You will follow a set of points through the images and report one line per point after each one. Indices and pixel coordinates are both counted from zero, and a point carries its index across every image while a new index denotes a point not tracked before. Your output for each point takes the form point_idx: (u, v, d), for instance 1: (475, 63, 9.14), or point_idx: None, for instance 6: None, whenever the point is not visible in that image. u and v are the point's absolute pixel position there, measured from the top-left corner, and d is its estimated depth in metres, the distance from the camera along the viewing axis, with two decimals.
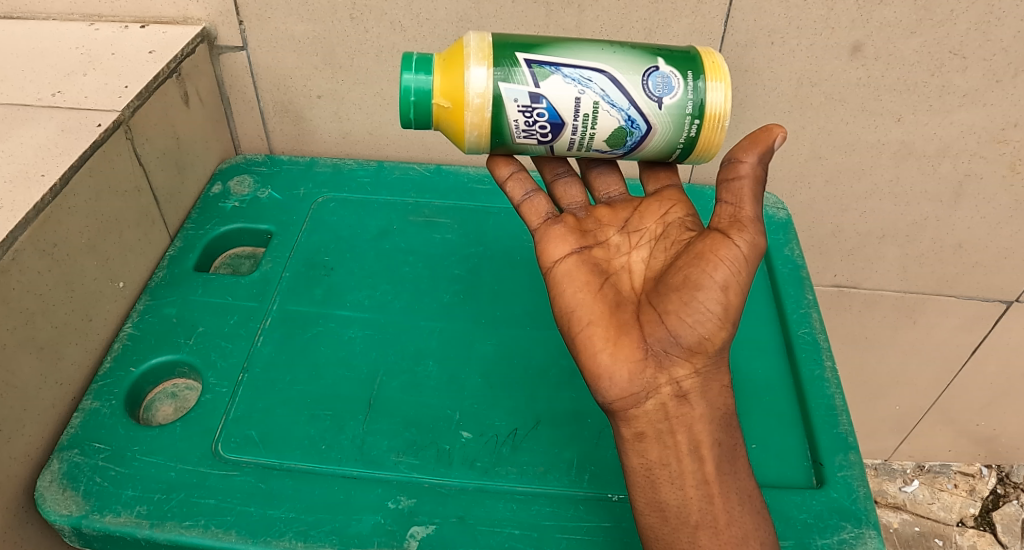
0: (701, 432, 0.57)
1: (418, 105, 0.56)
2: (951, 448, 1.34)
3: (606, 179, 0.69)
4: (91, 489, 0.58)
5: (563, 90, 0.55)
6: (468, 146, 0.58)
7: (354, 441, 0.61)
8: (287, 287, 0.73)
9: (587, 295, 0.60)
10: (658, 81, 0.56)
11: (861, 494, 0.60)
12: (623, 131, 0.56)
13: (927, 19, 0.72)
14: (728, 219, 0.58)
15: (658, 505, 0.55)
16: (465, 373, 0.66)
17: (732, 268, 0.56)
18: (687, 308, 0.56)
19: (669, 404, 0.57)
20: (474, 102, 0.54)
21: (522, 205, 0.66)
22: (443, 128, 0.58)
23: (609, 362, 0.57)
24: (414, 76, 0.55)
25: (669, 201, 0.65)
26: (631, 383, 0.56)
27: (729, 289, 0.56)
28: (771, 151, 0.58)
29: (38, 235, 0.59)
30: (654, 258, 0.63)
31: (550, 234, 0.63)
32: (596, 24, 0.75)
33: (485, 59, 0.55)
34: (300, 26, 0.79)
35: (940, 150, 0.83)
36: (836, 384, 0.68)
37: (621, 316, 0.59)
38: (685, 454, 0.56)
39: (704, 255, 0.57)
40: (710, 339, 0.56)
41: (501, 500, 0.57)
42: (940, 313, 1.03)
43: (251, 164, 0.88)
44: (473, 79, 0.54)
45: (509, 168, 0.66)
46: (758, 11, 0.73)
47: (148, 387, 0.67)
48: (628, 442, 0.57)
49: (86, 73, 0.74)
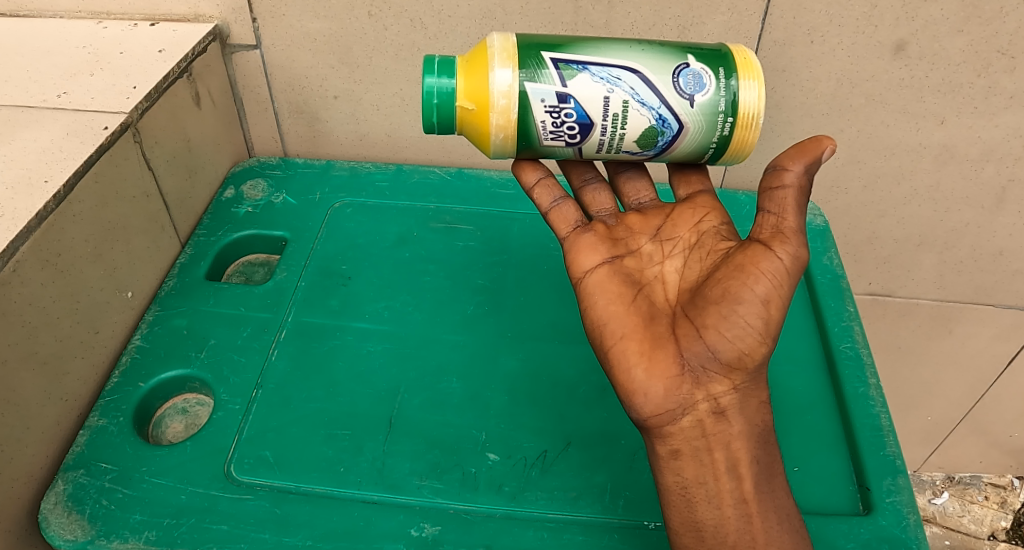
0: (740, 449, 0.53)
1: (441, 108, 0.52)
2: (982, 460, 1.31)
3: (636, 185, 0.66)
4: (97, 512, 0.55)
5: (591, 88, 0.51)
6: (493, 151, 0.54)
7: (375, 463, 0.57)
8: (303, 297, 0.70)
9: (620, 307, 0.56)
10: (690, 79, 0.52)
11: (912, 522, 0.57)
12: (654, 131, 0.53)
13: (975, 17, 0.68)
14: (769, 230, 0.54)
15: (693, 525, 0.52)
16: (490, 390, 0.63)
17: (774, 281, 0.52)
18: (726, 322, 0.52)
19: (706, 420, 0.53)
20: (500, 104, 0.51)
21: (550, 212, 0.62)
22: (467, 132, 0.54)
23: (644, 378, 0.53)
24: (437, 79, 0.52)
25: (703, 208, 0.62)
26: (667, 399, 0.53)
27: (771, 302, 0.52)
28: (818, 163, 0.54)
29: (40, 245, 0.56)
30: (689, 268, 0.59)
31: (579, 244, 0.60)
32: (627, 21, 0.71)
33: (510, 60, 0.51)
34: (316, 23, 0.76)
35: (984, 154, 0.79)
36: (881, 403, 0.64)
37: (656, 329, 0.55)
38: (723, 472, 0.53)
39: (744, 267, 0.53)
40: (749, 354, 0.52)
41: (531, 528, 0.54)
42: (977, 323, 0.99)
43: (264, 167, 0.84)
44: (497, 80, 0.51)
45: (536, 173, 0.62)
46: (798, 9, 0.69)
47: (157, 402, 0.65)
48: (662, 459, 0.54)
49: (93, 73, 0.71)
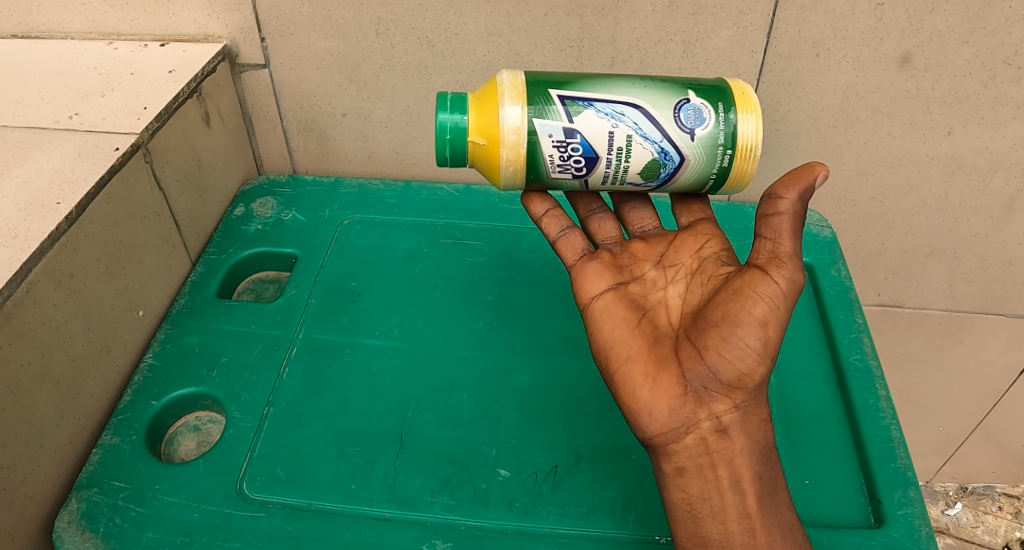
0: (742, 466, 0.53)
1: (454, 143, 0.53)
2: (996, 469, 1.30)
3: (640, 213, 0.65)
4: (110, 531, 0.55)
5: (596, 124, 0.52)
6: (503, 183, 0.55)
7: (386, 480, 0.58)
8: (313, 314, 0.70)
9: (625, 331, 0.56)
10: (691, 113, 0.52)
11: (922, 534, 0.56)
12: (656, 163, 0.53)
13: (980, 28, 0.68)
14: (766, 255, 0.54)
15: (699, 540, 0.52)
16: (501, 405, 0.63)
17: (771, 304, 0.52)
18: (726, 343, 0.52)
19: (709, 438, 0.54)
20: (511, 142, 0.52)
21: (558, 241, 0.62)
22: (478, 165, 0.55)
23: (649, 398, 0.53)
24: (450, 115, 0.53)
25: (704, 235, 0.62)
26: (671, 417, 0.53)
27: (768, 324, 0.52)
28: (812, 190, 0.55)
29: (53, 266, 0.56)
30: (692, 293, 0.59)
31: (586, 271, 0.60)
32: (632, 37, 0.72)
33: (519, 97, 0.52)
34: (324, 42, 0.76)
35: (992, 164, 0.79)
36: (891, 415, 0.64)
37: (659, 351, 0.55)
38: (727, 488, 0.53)
39: (742, 291, 0.53)
40: (749, 375, 0.52)
41: (542, 544, 0.54)
42: (988, 332, 0.99)
43: (274, 185, 0.85)
44: (508, 116, 0.52)
45: (544, 204, 0.62)
46: (803, 22, 0.70)
47: (170, 420, 0.65)
48: (668, 476, 0.54)
49: (104, 94, 0.72)
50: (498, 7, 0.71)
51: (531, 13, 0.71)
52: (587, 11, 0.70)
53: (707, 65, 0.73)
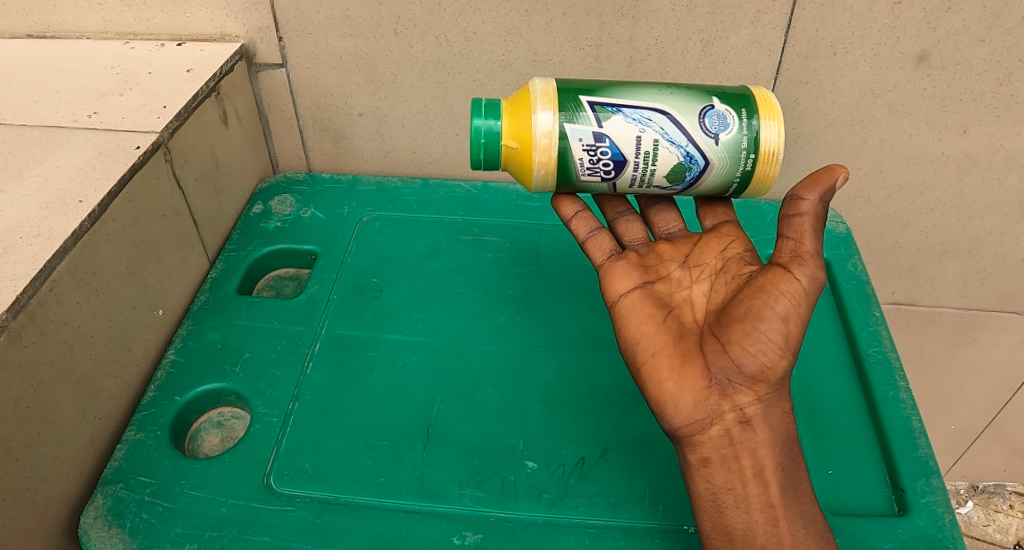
0: (765, 457, 0.53)
1: (488, 146, 0.53)
2: (1006, 468, 1.31)
3: (666, 216, 0.66)
4: (137, 525, 0.55)
5: (624, 128, 0.52)
6: (534, 186, 0.55)
7: (413, 473, 0.58)
8: (335, 310, 0.70)
9: (651, 327, 0.56)
10: (715, 119, 0.53)
11: (947, 522, 0.56)
12: (682, 167, 0.53)
13: (996, 27, 0.68)
14: (788, 253, 0.54)
15: (723, 529, 0.52)
16: (527, 399, 0.63)
17: (793, 300, 0.52)
18: (749, 337, 0.52)
19: (733, 429, 0.53)
20: (545, 146, 0.52)
21: (586, 242, 0.62)
22: (511, 169, 0.55)
23: (674, 390, 0.54)
24: (484, 120, 0.53)
25: (728, 237, 0.62)
26: (696, 409, 0.53)
27: (790, 320, 0.52)
28: (833, 191, 0.55)
29: (76, 264, 0.56)
30: (716, 291, 0.59)
31: (613, 271, 0.60)
32: (651, 36, 0.72)
33: (551, 103, 0.52)
34: (341, 42, 0.76)
35: (1007, 162, 0.79)
36: (912, 405, 0.64)
37: (685, 346, 0.56)
38: (750, 478, 0.52)
39: (765, 288, 0.53)
40: (772, 368, 0.53)
41: (572, 535, 0.54)
42: (1001, 331, 0.99)
43: (291, 183, 0.85)
44: (541, 121, 0.52)
45: (573, 206, 0.63)
46: (821, 22, 0.70)
47: (193, 416, 0.65)
48: (692, 467, 0.54)
49: (122, 93, 0.72)
50: (516, 6, 0.71)
51: (550, 12, 0.71)
52: (606, 10, 0.71)
53: (725, 64, 0.74)
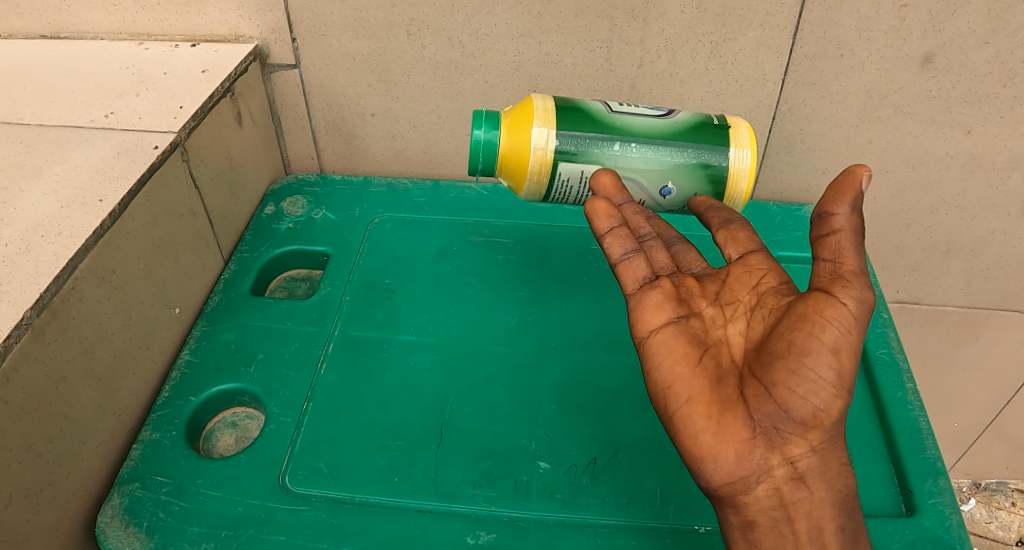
0: (822, 517, 0.51)
1: (487, 156, 0.60)
2: (1008, 466, 1.32)
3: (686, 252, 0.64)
4: (154, 525, 0.55)
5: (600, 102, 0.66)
6: (525, 192, 0.62)
7: (427, 473, 0.58)
8: (348, 311, 0.71)
9: (686, 369, 0.54)
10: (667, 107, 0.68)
11: (954, 522, 0.57)
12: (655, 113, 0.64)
13: (1001, 29, 0.69)
14: (828, 276, 0.52)
15: None
16: (539, 400, 0.63)
17: (841, 328, 0.50)
18: (795, 377, 0.50)
19: (784, 488, 0.52)
20: (538, 159, 0.60)
21: (618, 266, 0.59)
22: (504, 175, 0.62)
23: (713, 443, 0.52)
24: (484, 132, 0.59)
25: (760, 270, 0.59)
26: (738, 466, 0.51)
27: (842, 350, 0.49)
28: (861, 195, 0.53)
29: (96, 262, 0.57)
30: (755, 328, 0.56)
31: (644, 303, 0.57)
32: (661, 37, 0.73)
33: (547, 121, 0.60)
34: (354, 43, 0.77)
35: (1011, 163, 0.80)
36: (920, 407, 0.65)
37: (723, 392, 0.53)
38: (807, 541, 0.51)
39: (808, 317, 0.50)
40: (825, 411, 0.50)
41: (585, 534, 0.55)
42: (1004, 330, 1.01)
43: (303, 184, 0.86)
44: (539, 139, 0.59)
45: (609, 222, 0.59)
46: (828, 24, 0.71)
47: (207, 416, 0.65)
48: (738, 529, 0.52)
49: (138, 94, 0.73)
50: (529, 8, 0.72)
51: (561, 14, 0.72)
52: (616, 13, 0.72)
53: (734, 65, 0.75)
